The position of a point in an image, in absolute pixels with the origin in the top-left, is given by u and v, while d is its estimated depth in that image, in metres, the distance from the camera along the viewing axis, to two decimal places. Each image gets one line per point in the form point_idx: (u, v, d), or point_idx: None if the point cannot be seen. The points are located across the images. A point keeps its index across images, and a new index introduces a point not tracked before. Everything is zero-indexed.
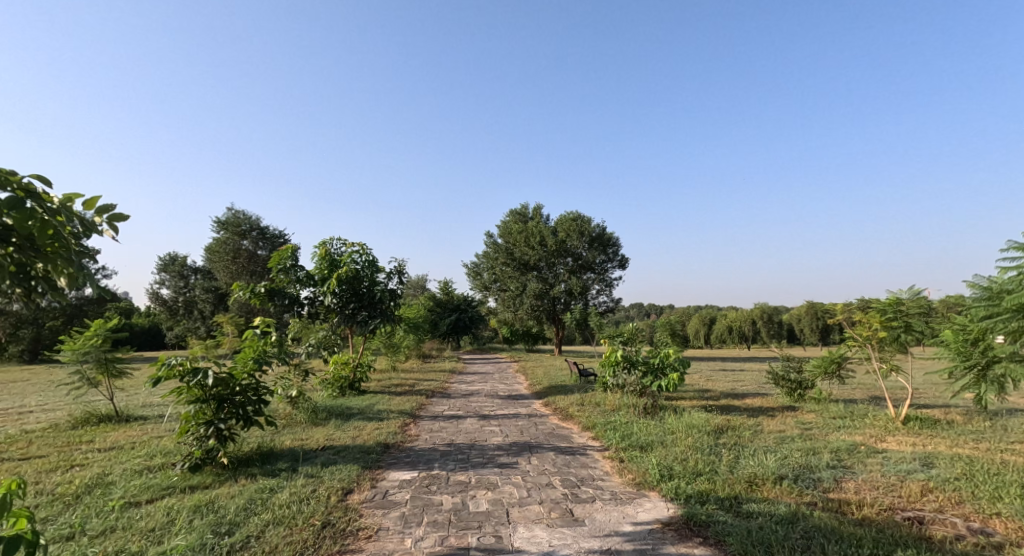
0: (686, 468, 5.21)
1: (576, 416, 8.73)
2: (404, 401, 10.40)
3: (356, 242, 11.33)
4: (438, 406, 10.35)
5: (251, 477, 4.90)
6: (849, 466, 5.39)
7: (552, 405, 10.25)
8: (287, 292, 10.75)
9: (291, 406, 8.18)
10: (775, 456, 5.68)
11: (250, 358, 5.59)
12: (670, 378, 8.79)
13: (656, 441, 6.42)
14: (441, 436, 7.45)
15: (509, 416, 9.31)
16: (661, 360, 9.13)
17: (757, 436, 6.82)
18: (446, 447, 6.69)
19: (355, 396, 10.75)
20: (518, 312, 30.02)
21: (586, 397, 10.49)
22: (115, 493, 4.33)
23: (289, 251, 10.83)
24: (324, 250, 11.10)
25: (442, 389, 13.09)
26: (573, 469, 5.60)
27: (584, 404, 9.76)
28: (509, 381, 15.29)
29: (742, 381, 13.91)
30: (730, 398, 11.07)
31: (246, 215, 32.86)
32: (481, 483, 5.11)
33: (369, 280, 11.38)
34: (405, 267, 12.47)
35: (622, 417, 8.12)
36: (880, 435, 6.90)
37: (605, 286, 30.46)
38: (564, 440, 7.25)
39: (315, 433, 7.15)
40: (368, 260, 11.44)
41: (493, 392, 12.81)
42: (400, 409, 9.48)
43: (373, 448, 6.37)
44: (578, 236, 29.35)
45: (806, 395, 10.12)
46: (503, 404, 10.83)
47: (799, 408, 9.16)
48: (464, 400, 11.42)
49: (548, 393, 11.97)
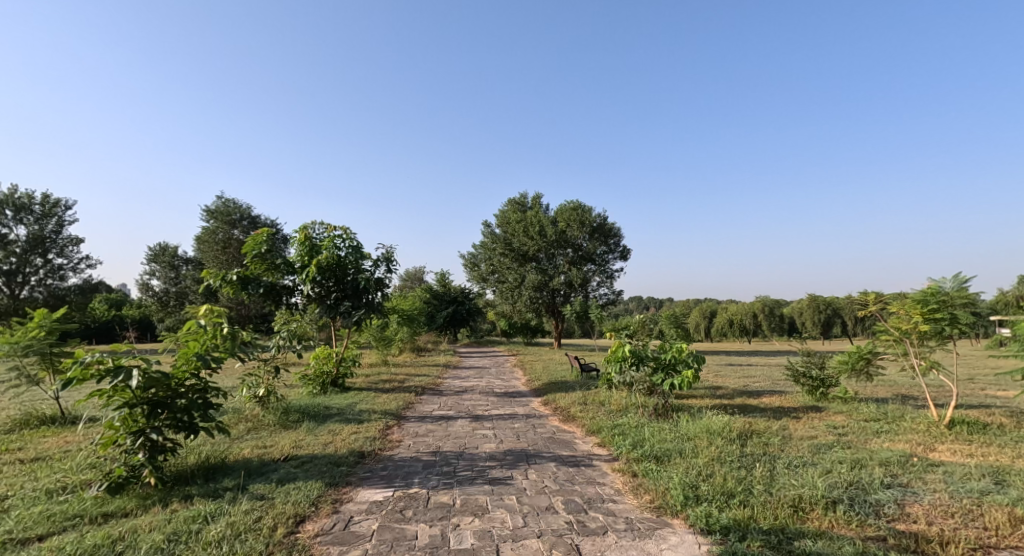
0: (714, 488, 4.32)
1: (579, 418, 7.86)
2: (391, 399, 9.54)
3: (339, 225, 10.41)
4: (428, 405, 9.46)
5: (185, 501, 4.00)
6: (908, 484, 4.52)
7: (551, 404, 9.38)
8: (262, 280, 9.87)
9: (260, 407, 7.30)
10: (817, 471, 4.80)
11: (192, 354, 4.67)
12: (685, 376, 7.97)
13: (674, 451, 5.54)
14: (427, 443, 6.56)
15: (505, 417, 8.44)
16: (673, 355, 8.28)
17: (788, 444, 5.93)
18: (431, 456, 5.80)
19: (338, 394, 9.86)
20: (516, 304, 29.14)
21: (589, 395, 9.63)
22: (3, 525, 3.45)
23: (266, 235, 9.84)
24: (303, 234, 10.17)
25: (434, 386, 12.20)
26: (579, 487, 4.73)
27: (587, 403, 8.89)
28: (506, 377, 14.41)
29: (754, 378, 13.03)
30: (745, 397, 10.19)
31: (236, 204, 32.02)
32: (466, 507, 4.23)
33: (353, 267, 10.46)
34: (394, 254, 11.58)
35: (631, 420, 7.25)
36: (928, 442, 6.03)
37: (606, 278, 29.55)
38: (566, 447, 6.37)
39: (281, 439, 6.26)
40: (353, 245, 10.53)
41: (489, 389, 11.92)
42: (384, 409, 8.61)
43: (344, 458, 5.49)
44: (578, 226, 28.41)
45: (829, 393, 9.26)
46: (499, 403, 9.95)
47: (825, 409, 8.29)
48: (456, 398, 10.53)
49: (548, 390, 11.11)
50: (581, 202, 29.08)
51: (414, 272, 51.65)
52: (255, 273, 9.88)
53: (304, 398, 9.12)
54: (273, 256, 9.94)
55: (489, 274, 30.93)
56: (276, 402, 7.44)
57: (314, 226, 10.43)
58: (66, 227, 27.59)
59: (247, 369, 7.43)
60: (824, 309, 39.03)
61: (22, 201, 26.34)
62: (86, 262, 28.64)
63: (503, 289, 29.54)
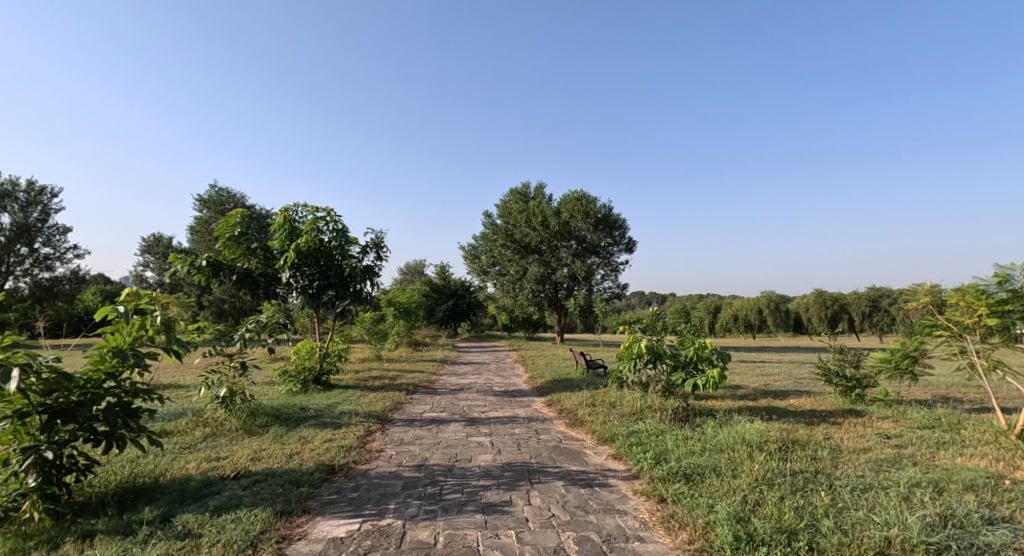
0: (771, 525, 3.36)
1: (588, 423, 6.90)
2: (378, 399, 8.61)
3: (322, 206, 9.41)
4: (419, 406, 8.50)
5: (82, 543, 3.10)
6: (1014, 518, 3.55)
7: (556, 405, 8.42)
8: (235, 267, 8.90)
9: (222, 408, 6.34)
10: (893, 498, 3.83)
11: (111, 351, 3.73)
12: (709, 375, 6.91)
13: (708, 469, 4.56)
14: (411, 454, 5.58)
15: (503, 420, 7.48)
16: (696, 352, 7.24)
17: (841, 460, 4.96)
18: (414, 472, 4.83)
19: (320, 393, 8.91)
20: (517, 298, 28.17)
21: (597, 396, 8.70)
22: None
23: (240, 217, 8.85)
24: (283, 216, 9.16)
25: (427, 383, 11.26)
26: (594, 519, 3.77)
27: (596, 406, 7.92)
28: (505, 374, 13.45)
29: (774, 377, 12.04)
30: (770, 398, 9.21)
31: (229, 193, 31.01)
32: (451, 548, 3.27)
33: (337, 254, 9.49)
34: (384, 240, 10.63)
35: (649, 428, 6.30)
36: (1007, 457, 5.06)
37: (610, 271, 28.53)
38: (575, 459, 5.40)
39: (238, 450, 5.29)
40: (337, 229, 9.55)
41: (487, 387, 10.97)
42: (369, 411, 7.66)
43: (308, 475, 4.52)
44: (583, 217, 27.41)
45: (866, 395, 8.30)
46: (498, 403, 8.99)
47: (866, 414, 7.32)
48: (451, 397, 9.57)
49: (551, 389, 10.15)
50: (585, 192, 28.12)
51: (412, 265, 50.67)
52: (227, 259, 8.91)
53: (278, 398, 8.17)
54: (247, 239, 8.96)
55: (489, 267, 29.95)
56: (241, 403, 6.49)
57: (294, 207, 9.41)
58: (52, 214, 26.74)
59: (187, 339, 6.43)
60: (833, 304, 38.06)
61: (6, 188, 25.50)
62: (74, 251, 27.74)
63: (504, 282, 28.55)
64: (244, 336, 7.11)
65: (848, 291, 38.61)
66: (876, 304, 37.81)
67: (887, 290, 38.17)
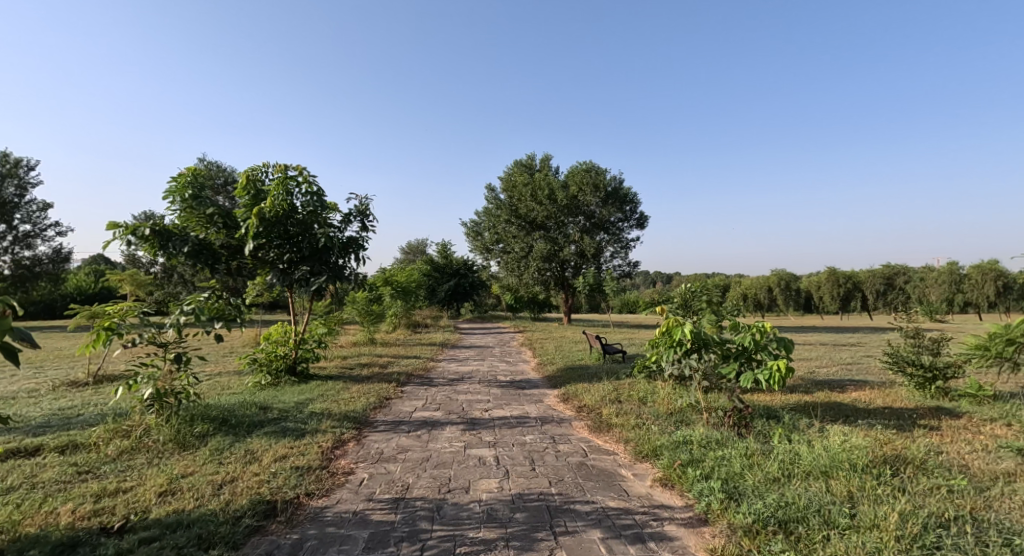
0: None
1: (618, 430, 5.49)
2: (361, 394, 7.25)
3: (293, 164, 7.88)
4: (409, 402, 7.11)
5: None
6: None
7: (574, 402, 7.03)
8: (189, 236, 7.44)
9: (150, 413, 4.94)
10: None
11: None
12: (773, 368, 5.46)
13: (812, 515, 3.13)
14: (389, 479, 4.16)
15: (511, 423, 6.07)
16: (751, 339, 5.71)
17: (990, 491, 3.51)
18: (388, 515, 3.42)
19: (293, 387, 7.54)
20: (522, 277, 26.69)
21: (622, 389, 7.29)
22: None
23: (193, 176, 7.42)
24: (245, 176, 7.65)
25: (422, 372, 9.85)
26: None
27: (623, 404, 6.52)
28: (510, 359, 12.05)
29: (815, 363, 10.59)
30: (825, 390, 7.77)
31: (218, 167, 29.54)
32: None
33: (311, 220, 8.00)
34: (370, 207, 9.15)
35: (700, 437, 4.87)
36: None
37: (620, 248, 26.97)
38: (610, 487, 3.99)
39: (152, 476, 3.88)
40: (312, 191, 8.04)
41: (491, 376, 9.56)
42: (346, 411, 6.26)
43: (232, 527, 3.11)
44: (592, 190, 25.80)
45: (948, 388, 6.85)
46: (504, 398, 7.58)
47: (964, 415, 5.87)
48: (448, 389, 8.17)
49: (565, 380, 8.75)
50: (594, 163, 26.49)
51: (414, 243, 49.27)
52: (178, 228, 7.45)
53: (238, 395, 6.78)
54: (203, 203, 7.53)
55: (492, 244, 28.46)
56: (176, 405, 5.09)
57: (261, 167, 7.94)
58: (30, 189, 25.37)
59: (105, 325, 5.01)
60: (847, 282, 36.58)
61: None
62: (53, 228, 26.34)
63: (508, 260, 27.04)
64: (178, 319, 5.24)
65: (864, 269, 37.07)
66: (892, 281, 36.43)
67: (904, 268, 36.66)
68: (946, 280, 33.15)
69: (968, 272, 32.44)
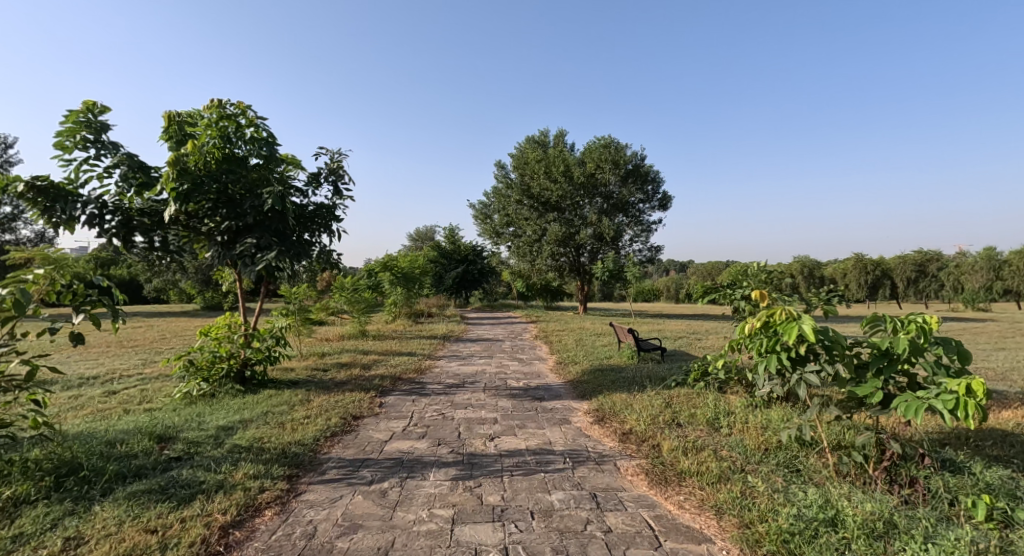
0: None
1: (700, 489, 3.45)
2: (320, 412, 5.28)
3: (232, 99, 5.88)
4: (386, 424, 5.13)
5: None
6: None
7: (615, 426, 4.98)
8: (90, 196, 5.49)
9: None
10: None
11: None
12: (957, 392, 3.21)
13: None
14: None
15: (527, 464, 4.05)
16: (906, 341, 3.49)
17: None
18: None
19: (234, 401, 5.64)
20: (535, 262, 24.68)
21: (681, 407, 5.23)
22: None
23: (91, 114, 5.40)
24: (168, 117, 5.72)
25: (414, 374, 7.85)
26: None
27: (690, 435, 4.47)
28: (523, 356, 10.05)
29: None
30: None
31: None
32: None
33: (256, 177, 6.00)
34: (343, 164, 7.12)
35: (856, 513, 2.81)
36: None
37: (642, 231, 24.78)
38: None
39: None
40: (259, 138, 6.03)
41: (498, 381, 7.52)
42: (286, 444, 4.28)
43: None
44: (611, 167, 23.57)
45: None
46: (516, 416, 5.53)
47: None
48: (443, 401, 6.18)
49: (595, 388, 6.73)
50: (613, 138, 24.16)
51: (422, 230, 47.30)
52: (77, 184, 5.50)
53: (144, 416, 4.85)
54: (110, 151, 5.56)
55: (502, 227, 26.42)
56: None
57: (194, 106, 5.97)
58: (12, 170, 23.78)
59: None
60: (875, 271, 33.73)
61: None
62: None
63: (520, 244, 24.90)
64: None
65: (895, 255, 34.52)
66: (926, 268, 34.07)
67: (940, 254, 34.14)
68: (984, 267, 30.36)
69: (1010, 258, 29.78)
